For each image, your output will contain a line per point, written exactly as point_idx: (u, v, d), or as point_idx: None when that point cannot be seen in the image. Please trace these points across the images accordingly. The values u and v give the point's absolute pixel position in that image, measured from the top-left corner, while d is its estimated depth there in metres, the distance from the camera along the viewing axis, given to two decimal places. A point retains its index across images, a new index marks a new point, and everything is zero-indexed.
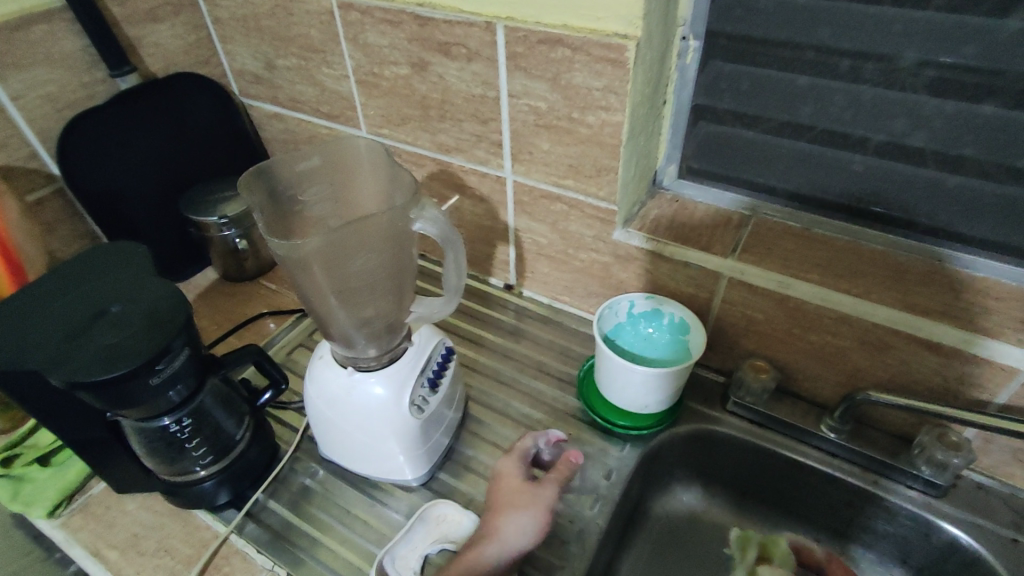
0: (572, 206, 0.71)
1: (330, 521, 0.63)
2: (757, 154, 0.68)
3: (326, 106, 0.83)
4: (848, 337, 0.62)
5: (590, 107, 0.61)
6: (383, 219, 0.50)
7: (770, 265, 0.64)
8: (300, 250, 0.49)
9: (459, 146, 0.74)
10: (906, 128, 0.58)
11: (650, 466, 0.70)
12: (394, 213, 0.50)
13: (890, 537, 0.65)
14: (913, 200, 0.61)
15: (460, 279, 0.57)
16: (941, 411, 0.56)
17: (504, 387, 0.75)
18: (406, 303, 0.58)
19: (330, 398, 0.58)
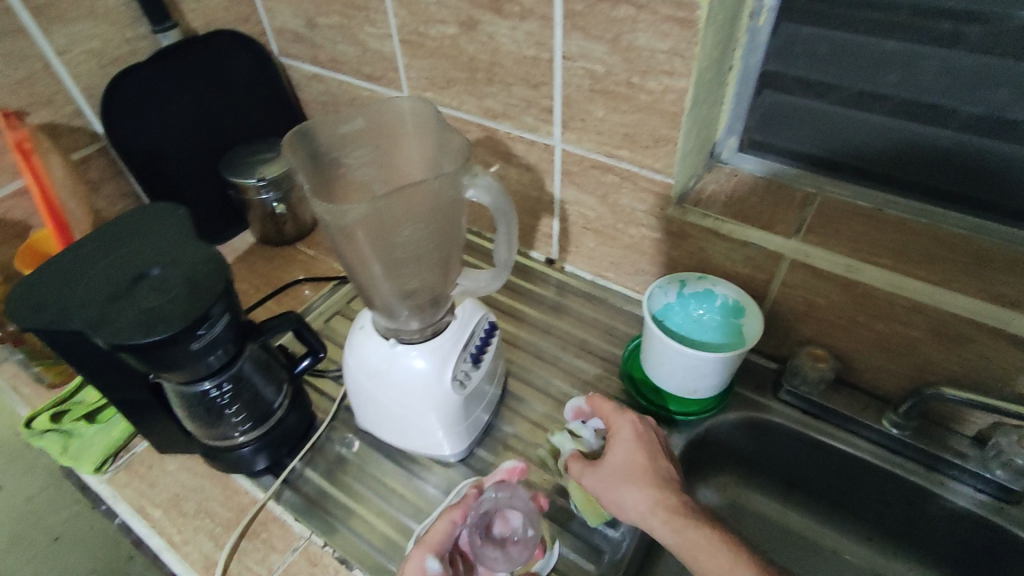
0: (624, 178, 0.67)
1: (366, 493, 0.62)
2: (829, 126, 0.62)
3: (368, 67, 0.80)
4: (920, 327, 0.58)
5: (651, 71, 0.57)
6: (434, 186, 0.47)
7: (836, 247, 0.59)
8: (347, 217, 0.46)
9: (506, 112, 0.71)
10: (1009, 98, 0.52)
11: (695, 453, 0.67)
12: (446, 181, 0.47)
13: (951, 541, 0.61)
14: (1008, 182, 0.55)
15: (510, 254, 0.55)
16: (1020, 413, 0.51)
17: (544, 364, 0.72)
18: (452, 277, 0.55)
19: (369, 371, 0.56)
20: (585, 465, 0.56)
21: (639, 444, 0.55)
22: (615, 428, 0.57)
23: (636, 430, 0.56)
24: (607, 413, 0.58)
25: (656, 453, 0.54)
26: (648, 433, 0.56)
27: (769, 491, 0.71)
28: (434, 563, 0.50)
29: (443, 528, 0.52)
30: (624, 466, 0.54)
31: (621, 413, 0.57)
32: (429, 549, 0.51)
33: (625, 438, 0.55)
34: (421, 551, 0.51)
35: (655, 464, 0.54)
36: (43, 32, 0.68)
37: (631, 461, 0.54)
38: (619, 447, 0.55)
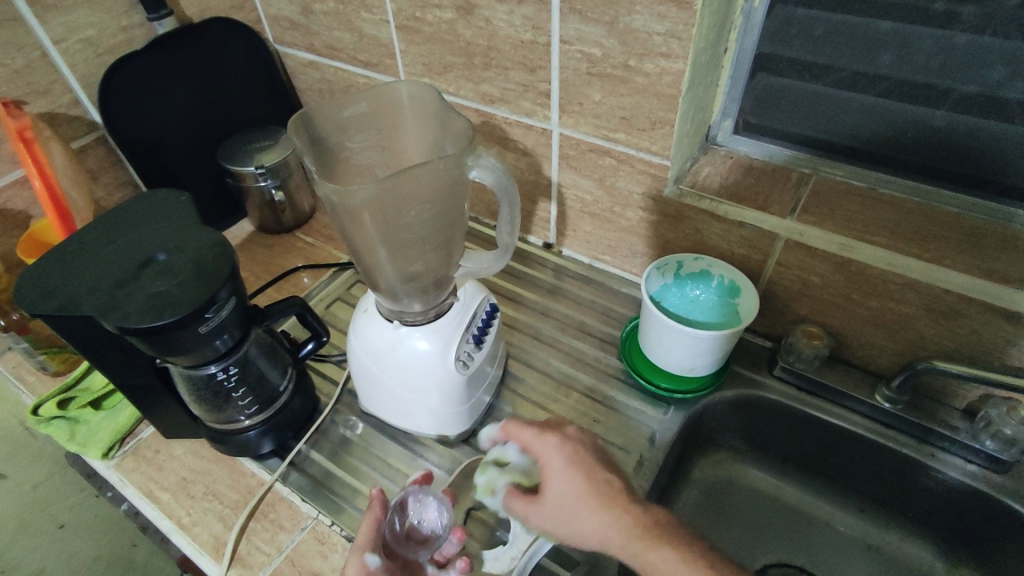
0: (621, 160, 0.68)
1: (371, 473, 0.63)
2: (824, 107, 0.63)
3: (364, 53, 0.80)
4: (913, 304, 0.59)
5: (648, 54, 0.58)
6: (440, 166, 0.48)
7: (831, 226, 0.61)
8: (355, 197, 0.47)
9: (503, 97, 0.71)
10: (1003, 77, 0.53)
11: (693, 429, 0.69)
12: (451, 162, 0.48)
13: (942, 513, 0.63)
14: (1000, 159, 0.56)
15: (513, 236, 0.55)
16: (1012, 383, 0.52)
17: (543, 346, 0.73)
18: (454, 258, 0.57)
19: (372, 353, 0.57)
20: (527, 499, 0.53)
21: (569, 465, 0.51)
22: (541, 455, 0.53)
23: (566, 451, 0.52)
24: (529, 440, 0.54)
25: (591, 470, 0.51)
26: (575, 449, 0.53)
27: (763, 466, 0.72)
28: (373, 559, 0.50)
29: (367, 527, 0.52)
30: (567, 494, 0.50)
31: (542, 436, 0.54)
32: (363, 549, 0.51)
33: (553, 462, 0.52)
34: (355, 553, 0.50)
35: (594, 482, 0.50)
36: (39, 20, 0.68)
37: (569, 486, 0.50)
38: (555, 475, 0.51)
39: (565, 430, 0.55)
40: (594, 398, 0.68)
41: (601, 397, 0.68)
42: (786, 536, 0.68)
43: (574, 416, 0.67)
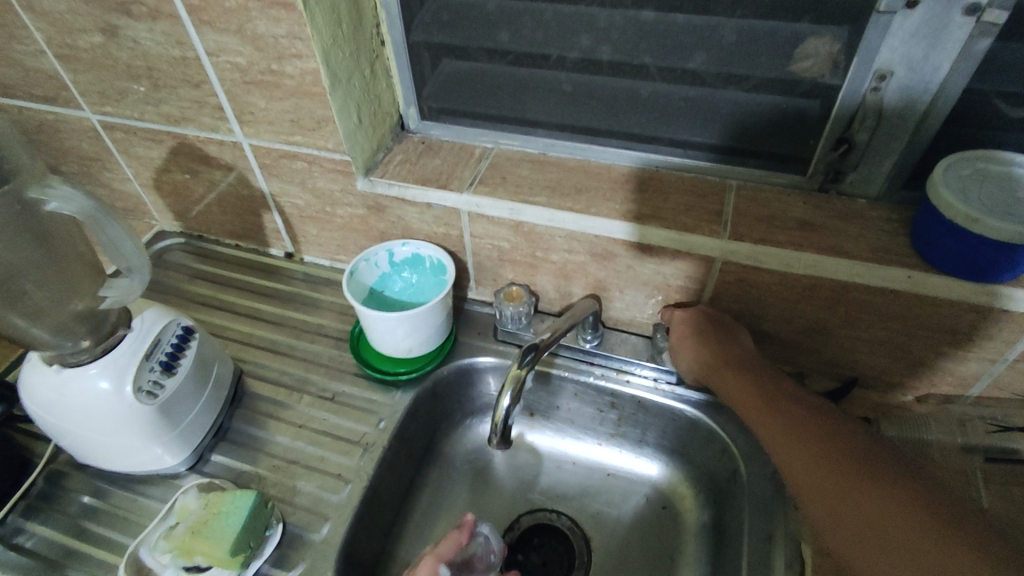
0: (311, 162, 0.69)
1: (90, 525, 0.60)
2: (483, 86, 0.68)
3: (38, 89, 0.74)
4: (581, 252, 0.65)
5: (283, 56, 0.59)
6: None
7: (502, 194, 0.65)
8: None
9: (185, 115, 0.70)
10: (591, 43, 0.60)
11: (431, 403, 0.71)
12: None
13: (650, 426, 0.70)
14: (622, 111, 0.64)
15: (139, 251, 0.53)
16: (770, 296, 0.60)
17: (281, 356, 0.74)
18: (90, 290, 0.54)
19: (50, 402, 0.55)
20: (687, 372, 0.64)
21: (695, 323, 0.63)
22: (689, 339, 0.63)
23: (685, 327, 0.63)
24: (682, 334, 0.63)
25: (725, 344, 0.62)
26: (697, 323, 0.63)
27: (496, 444, 0.56)
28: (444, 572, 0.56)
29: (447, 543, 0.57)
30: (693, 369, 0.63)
31: (681, 334, 0.63)
32: (440, 557, 0.57)
33: (690, 323, 0.63)
34: (430, 560, 0.56)
35: (708, 353, 0.61)
36: None
37: (698, 343, 0.62)
38: (681, 351, 0.64)
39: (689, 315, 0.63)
40: (327, 397, 0.70)
41: (335, 394, 0.70)
42: (538, 483, 0.72)
43: (306, 419, 0.68)
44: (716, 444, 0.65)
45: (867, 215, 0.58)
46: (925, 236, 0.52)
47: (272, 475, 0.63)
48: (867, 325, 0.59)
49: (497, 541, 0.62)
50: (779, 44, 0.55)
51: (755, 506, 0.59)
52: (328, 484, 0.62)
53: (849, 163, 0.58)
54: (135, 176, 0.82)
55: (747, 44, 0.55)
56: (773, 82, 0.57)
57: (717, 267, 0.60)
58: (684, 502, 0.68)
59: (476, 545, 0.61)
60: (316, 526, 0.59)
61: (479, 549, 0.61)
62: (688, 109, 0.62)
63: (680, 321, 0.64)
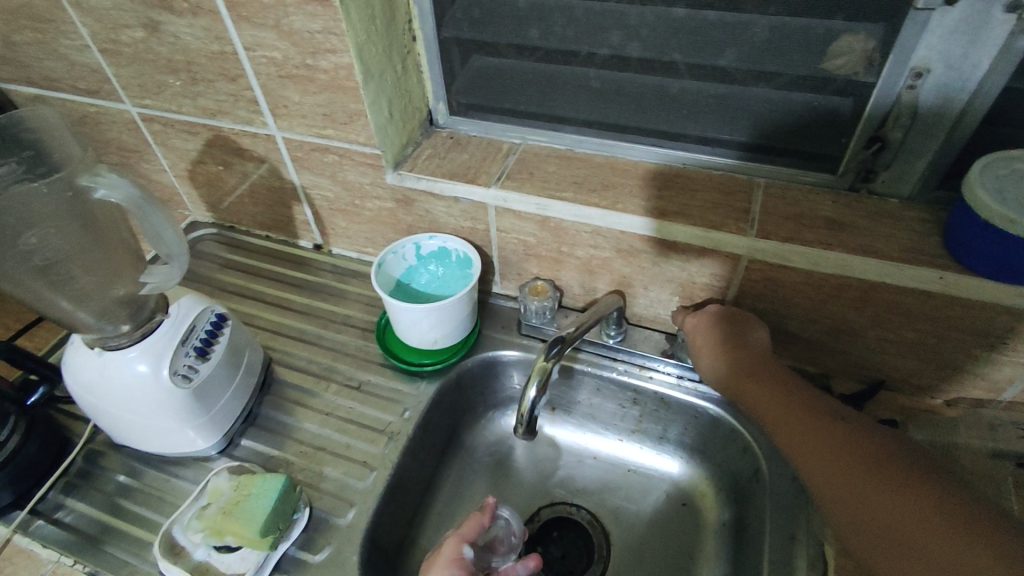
0: (342, 155, 0.70)
1: (125, 504, 0.62)
2: (512, 82, 0.69)
3: (81, 81, 0.76)
4: (607, 248, 0.65)
5: (318, 51, 0.60)
6: (45, 189, 0.48)
7: (529, 189, 0.65)
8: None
9: (221, 109, 0.71)
10: (621, 40, 0.61)
11: (454, 395, 0.72)
12: (19, 176, 0.49)
13: (672, 423, 0.70)
14: (650, 108, 0.64)
15: (181, 240, 0.54)
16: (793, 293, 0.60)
17: (309, 345, 0.76)
18: (130, 275, 0.56)
19: (90, 383, 0.58)
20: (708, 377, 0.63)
21: (713, 325, 0.62)
22: (712, 342, 0.62)
23: (706, 328, 0.62)
24: (704, 334, 0.62)
25: (748, 347, 0.61)
26: (721, 325, 0.62)
27: (521, 434, 0.56)
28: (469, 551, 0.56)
29: (472, 521, 0.58)
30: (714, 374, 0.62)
31: (702, 335, 0.62)
32: (464, 538, 0.57)
33: (708, 325, 0.63)
34: (456, 539, 0.57)
35: (731, 357, 0.61)
36: None
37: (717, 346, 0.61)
38: (702, 353, 0.63)
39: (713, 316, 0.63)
40: (353, 386, 0.71)
41: (361, 383, 0.71)
42: (558, 477, 0.73)
43: (333, 407, 0.69)
44: (739, 443, 0.65)
45: (898, 215, 0.58)
46: (959, 238, 0.52)
47: (299, 460, 0.65)
48: (895, 326, 0.58)
49: (518, 524, 0.64)
50: (812, 41, 0.54)
51: (777, 506, 0.59)
52: (354, 470, 0.63)
53: (880, 162, 0.57)
54: (171, 167, 0.84)
55: (779, 41, 0.55)
56: (805, 79, 0.56)
57: (744, 266, 0.60)
58: (704, 501, 0.68)
59: (498, 528, 0.64)
60: (341, 512, 0.60)
61: (501, 532, 0.64)
62: (716, 107, 0.62)
63: (698, 322, 0.63)
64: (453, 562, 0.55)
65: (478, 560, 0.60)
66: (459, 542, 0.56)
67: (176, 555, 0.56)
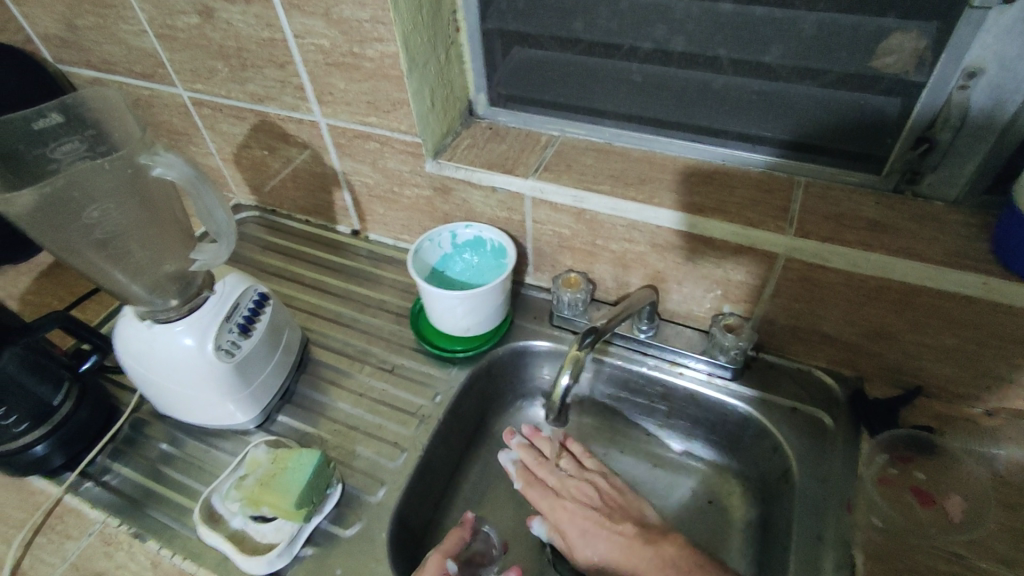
0: (383, 143, 0.72)
1: (167, 471, 0.65)
2: (552, 74, 0.69)
3: (137, 66, 0.79)
4: (642, 243, 0.65)
5: (365, 40, 0.62)
6: (106, 166, 0.51)
7: (566, 181, 0.66)
8: (15, 210, 0.48)
9: (269, 94, 0.74)
10: (666, 34, 0.61)
11: (484, 383, 0.74)
12: (82, 154, 0.52)
13: (700, 421, 0.70)
14: (691, 103, 0.64)
15: (230, 219, 0.56)
16: (835, 294, 0.59)
17: (345, 328, 0.78)
18: (180, 252, 0.58)
19: (138, 354, 0.60)
20: (551, 522, 0.66)
21: (543, 467, 0.69)
22: (577, 488, 0.67)
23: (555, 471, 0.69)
24: (577, 472, 0.68)
25: (613, 498, 0.67)
26: (601, 483, 0.68)
27: (552, 421, 0.57)
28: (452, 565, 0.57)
29: (453, 539, 0.59)
30: (563, 519, 0.65)
31: (569, 480, 0.68)
32: (446, 554, 0.58)
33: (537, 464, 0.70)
34: (438, 556, 0.57)
35: (566, 483, 0.68)
36: None
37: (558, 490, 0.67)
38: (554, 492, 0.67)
39: (584, 471, 0.69)
40: (386, 369, 0.73)
41: (394, 367, 0.73)
42: None
43: (366, 388, 0.71)
44: (767, 443, 0.65)
45: (944, 219, 0.56)
46: (1008, 244, 0.51)
47: (333, 439, 0.67)
48: (935, 332, 0.57)
49: (498, 537, 0.66)
50: (861, 38, 0.53)
51: (805, 507, 0.58)
52: (385, 451, 0.65)
53: (928, 163, 0.56)
54: (217, 151, 0.87)
55: (826, 38, 0.55)
56: (853, 77, 0.56)
57: (781, 265, 0.60)
58: (730, 500, 0.68)
59: (478, 542, 0.64)
60: (372, 490, 0.62)
61: (482, 545, 0.64)
62: (759, 104, 0.61)
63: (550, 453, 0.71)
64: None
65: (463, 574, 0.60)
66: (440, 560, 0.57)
67: (214, 521, 0.58)
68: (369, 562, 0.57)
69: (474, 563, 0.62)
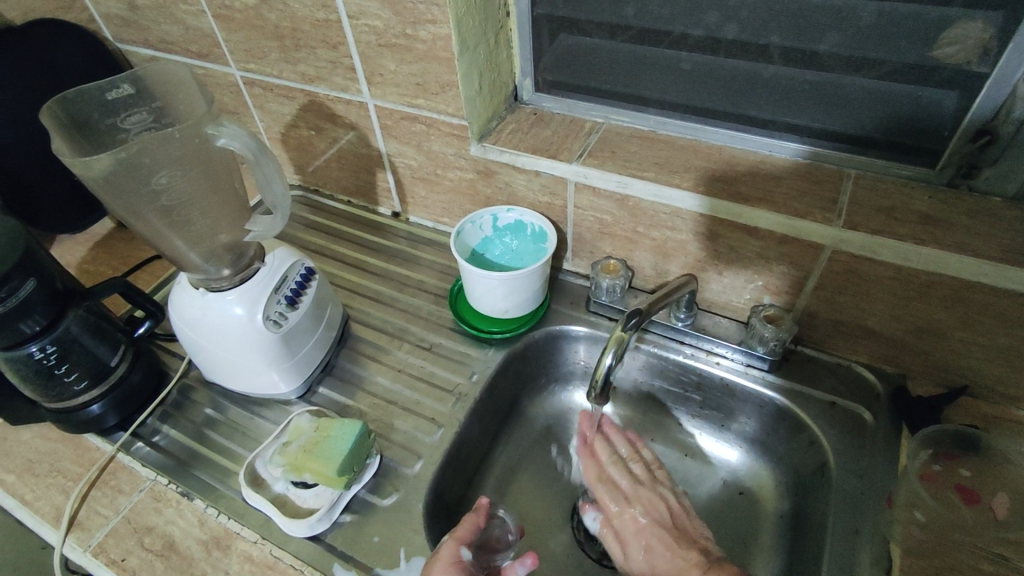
0: (430, 125, 0.73)
1: (212, 436, 0.67)
2: (600, 61, 0.69)
3: (193, 45, 0.82)
4: (684, 231, 0.65)
5: (419, 21, 0.63)
6: (175, 135, 0.53)
7: (610, 167, 0.66)
8: (93, 175, 0.51)
9: (320, 75, 0.75)
10: (718, 20, 0.60)
11: (519, 365, 0.75)
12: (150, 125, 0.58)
13: (735, 412, 0.70)
14: (740, 93, 0.64)
15: (286, 192, 0.58)
16: (881, 288, 0.58)
17: (384, 306, 0.79)
18: (238, 223, 0.61)
19: (190, 321, 0.63)
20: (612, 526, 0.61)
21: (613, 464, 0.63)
22: (645, 500, 0.60)
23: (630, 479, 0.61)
24: (648, 481, 0.61)
25: (682, 519, 0.59)
26: (670, 499, 0.60)
27: (593, 400, 0.58)
28: (468, 553, 0.53)
29: (467, 523, 0.55)
30: (628, 530, 0.59)
31: (639, 488, 0.60)
32: (462, 541, 0.54)
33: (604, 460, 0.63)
34: (452, 544, 0.53)
35: (636, 487, 0.61)
36: None
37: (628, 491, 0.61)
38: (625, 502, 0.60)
39: (655, 481, 0.61)
40: (424, 347, 0.74)
41: (432, 346, 0.74)
42: None
43: (404, 364, 0.72)
44: (803, 437, 0.65)
45: (1000, 214, 0.55)
46: None
47: (371, 412, 0.68)
48: (985, 329, 0.56)
49: (513, 522, 0.64)
50: (923, 27, 0.53)
51: (842, 502, 0.58)
52: (422, 425, 0.66)
53: (986, 157, 0.55)
54: (266, 130, 0.89)
55: (884, 28, 0.54)
56: (912, 68, 0.55)
57: (827, 257, 0.59)
58: (763, 492, 0.68)
59: (494, 527, 0.63)
60: (410, 463, 0.64)
61: (496, 531, 0.63)
62: (812, 94, 0.60)
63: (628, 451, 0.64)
64: (452, 565, 0.52)
65: (478, 559, 0.58)
66: (454, 547, 0.53)
67: (259, 485, 0.60)
68: (406, 531, 0.58)
69: (488, 548, 0.60)
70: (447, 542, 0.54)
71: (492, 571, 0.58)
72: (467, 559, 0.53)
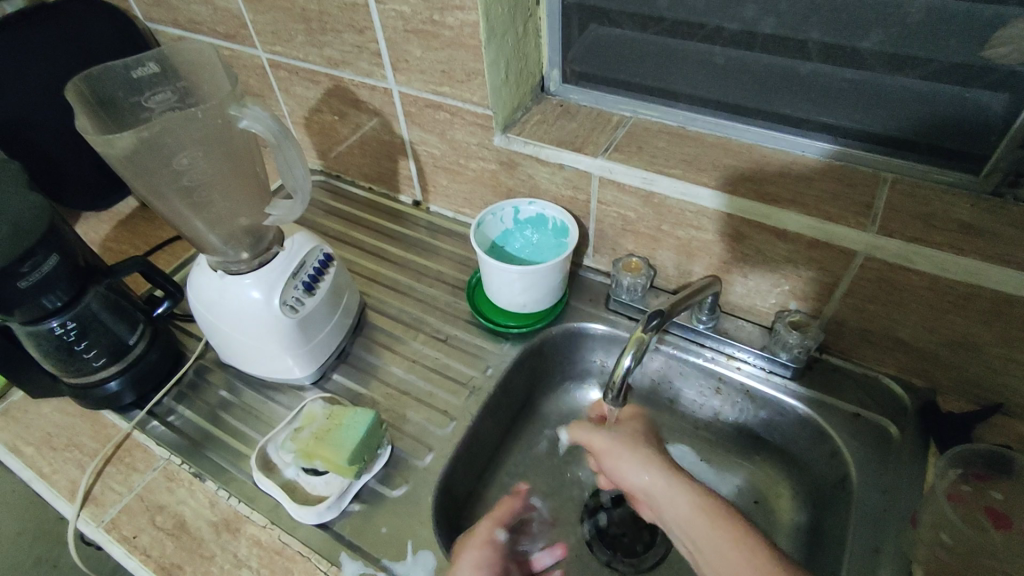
0: (454, 114, 0.72)
1: (226, 418, 0.68)
2: (630, 53, 0.68)
3: (221, 25, 0.81)
4: (711, 231, 0.63)
5: (447, 7, 0.62)
6: (198, 117, 0.52)
7: (636, 162, 0.64)
8: (115, 155, 0.51)
9: (345, 59, 0.74)
10: (756, 14, 0.58)
11: (535, 361, 0.74)
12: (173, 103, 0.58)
13: (754, 418, 0.68)
14: (774, 90, 0.61)
15: (307, 177, 0.57)
16: (915, 298, 0.56)
17: (400, 295, 0.79)
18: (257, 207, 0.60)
19: (208, 302, 0.63)
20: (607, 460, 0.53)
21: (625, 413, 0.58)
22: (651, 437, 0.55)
23: (629, 444, 0.53)
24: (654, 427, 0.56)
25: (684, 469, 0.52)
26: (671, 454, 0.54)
27: (610, 401, 0.57)
28: (501, 536, 0.53)
29: (506, 505, 0.54)
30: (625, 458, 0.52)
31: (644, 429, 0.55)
32: (498, 522, 0.53)
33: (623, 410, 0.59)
34: (488, 524, 0.53)
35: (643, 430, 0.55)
36: None
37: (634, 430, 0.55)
38: (641, 467, 0.51)
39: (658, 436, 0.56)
40: (439, 338, 0.74)
41: (447, 337, 0.74)
42: None
43: (418, 355, 0.72)
44: (824, 447, 0.63)
45: None
46: None
47: (384, 402, 0.68)
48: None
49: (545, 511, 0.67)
50: (972, 26, 0.50)
51: (862, 518, 0.56)
52: (435, 418, 0.66)
53: None
54: (290, 114, 0.88)
55: (931, 25, 0.51)
56: (958, 68, 0.52)
57: (859, 264, 0.57)
58: (779, 501, 0.67)
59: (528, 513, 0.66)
60: (420, 455, 0.63)
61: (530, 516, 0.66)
62: (851, 92, 0.58)
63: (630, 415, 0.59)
64: (486, 546, 0.51)
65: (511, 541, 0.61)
66: (489, 528, 0.52)
67: (269, 469, 0.60)
68: (414, 524, 0.58)
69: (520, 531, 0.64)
70: (491, 518, 0.53)
71: (520, 553, 0.61)
72: (501, 542, 0.52)
